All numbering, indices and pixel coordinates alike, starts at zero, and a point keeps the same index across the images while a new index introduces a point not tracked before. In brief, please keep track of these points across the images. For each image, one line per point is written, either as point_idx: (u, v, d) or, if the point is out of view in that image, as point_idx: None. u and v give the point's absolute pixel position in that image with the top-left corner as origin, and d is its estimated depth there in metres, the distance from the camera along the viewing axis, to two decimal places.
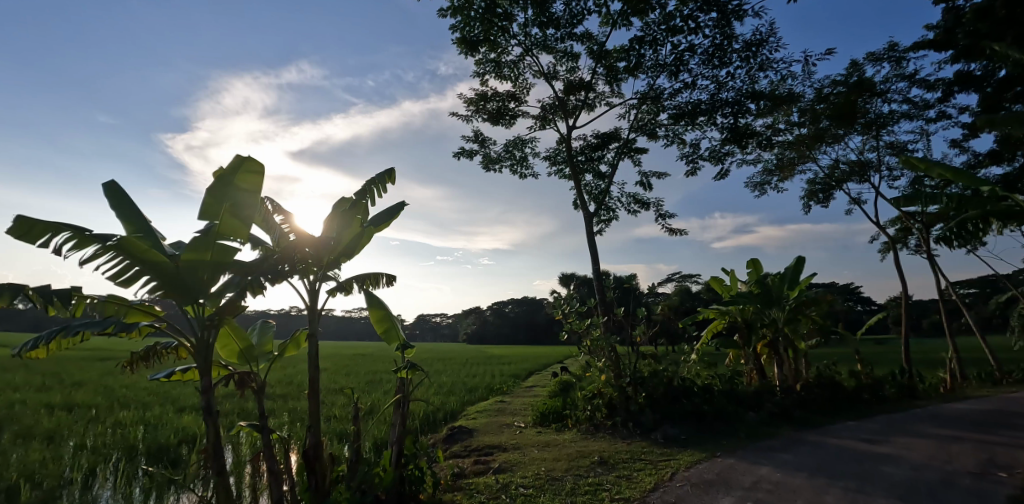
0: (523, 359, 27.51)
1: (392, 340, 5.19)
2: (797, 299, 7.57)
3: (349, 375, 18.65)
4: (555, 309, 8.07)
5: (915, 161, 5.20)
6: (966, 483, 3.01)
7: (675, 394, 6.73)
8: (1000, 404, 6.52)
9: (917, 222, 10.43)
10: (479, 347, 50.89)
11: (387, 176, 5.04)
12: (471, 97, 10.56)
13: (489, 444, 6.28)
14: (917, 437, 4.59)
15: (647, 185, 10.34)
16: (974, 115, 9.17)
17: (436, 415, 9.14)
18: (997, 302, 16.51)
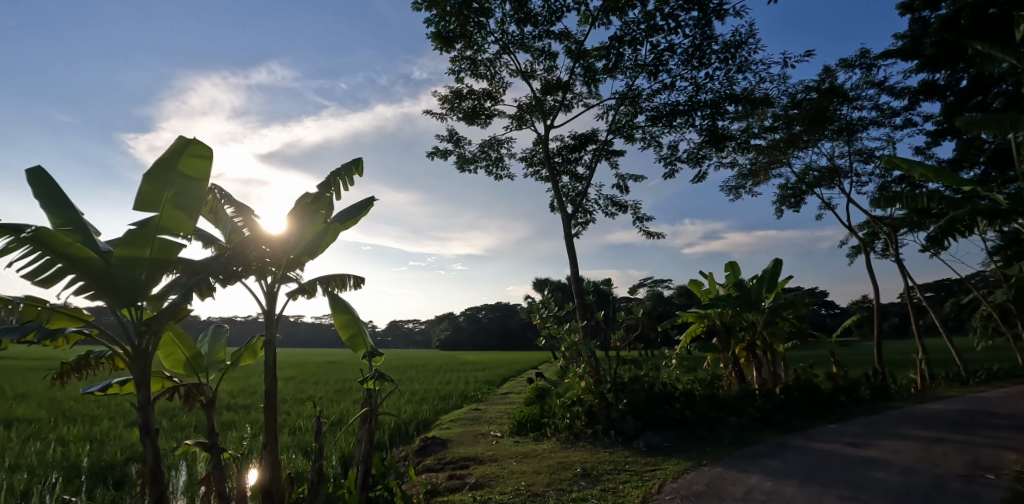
0: (497, 365, 27.21)
1: (358, 348, 4.90)
2: (774, 302, 7.67)
3: (319, 384, 17.90)
4: (532, 314, 7.94)
5: (898, 161, 5.37)
6: (957, 486, 3.01)
7: (657, 400, 6.60)
8: (970, 404, 6.71)
9: (885, 227, 10.79)
10: (453, 354, 50.22)
11: (353, 167, 4.75)
12: (446, 95, 10.32)
13: (465, 455, 6.03)
14: (900, 440, 4.62)
15: (625, 187, 10.37)
16: (938, 122, 9.56)
17: (410, 426, 8.78)
18: (954, 304, 17.35)
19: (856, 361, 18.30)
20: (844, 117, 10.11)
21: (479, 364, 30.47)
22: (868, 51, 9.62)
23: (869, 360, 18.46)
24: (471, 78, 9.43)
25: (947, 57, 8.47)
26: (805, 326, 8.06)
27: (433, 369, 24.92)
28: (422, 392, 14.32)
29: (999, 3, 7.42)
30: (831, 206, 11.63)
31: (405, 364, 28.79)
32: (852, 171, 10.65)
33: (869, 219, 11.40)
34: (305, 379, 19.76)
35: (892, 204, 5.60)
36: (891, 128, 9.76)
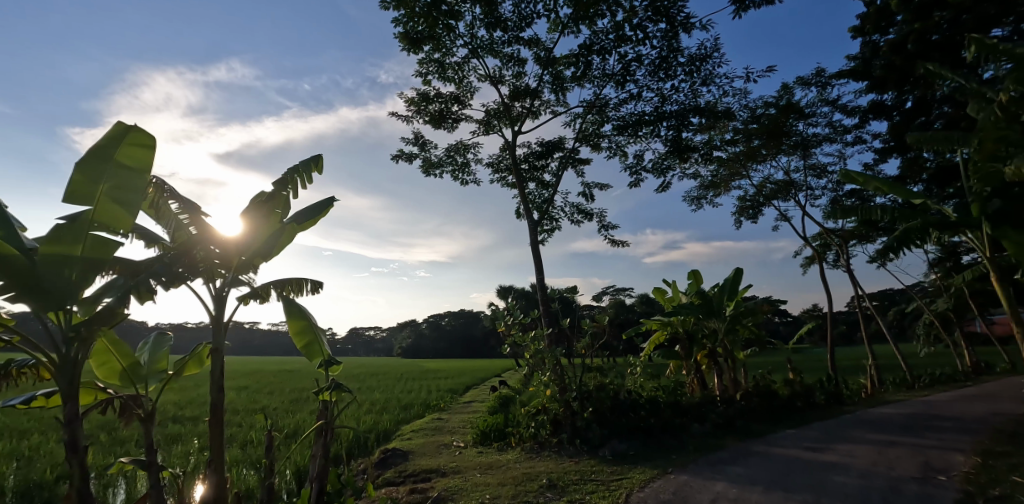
0: (461, 374, 26.75)
1: (313, 356, 4.62)
2: (735, 310, 7.89)
3: (274, 394, 16.98)
4: (497, 320, 7.85)
5: (856, 175, 5.40)
6: (914, 488, 3.23)
7: (622, 407, 6.64)
8: (915, 407, 7.13)
9: (837, 238, 11.44)
10: (416, 362, 49.15)
11: (313, 164, 4.51)
12: (413, 97, 10.10)
13: (426, 467, 5.80)
14: (855, 443, 4.84)
15: (590, 196, 10.48)
16: (885, 140, 10.25)
17: (368, 438, 8.38)
18: (895, 311, 18.56)
19: (807, 368, 19.22)
20: (799, 133, 10.65)
21: (441, 372, 29.89)
22: (822, 70, 10.19)
23: (817, 366, 19.48)
24: (439, 81, 9.27)
25: (894, 80, 9.10)
26: (763, 333, 8.37)
27: (393, 377, 24.19)
28: (382, 401, 13.81)
29: (941, 30, 8.06)
30: (786, 218, 12.20)
31: (364, 373, 27.82)
32: (806, 185, 11.22)
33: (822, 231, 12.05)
34: (256, 389, 18.66)
35: (847, 217, 5.60)
36: (842, 144, 10.38)
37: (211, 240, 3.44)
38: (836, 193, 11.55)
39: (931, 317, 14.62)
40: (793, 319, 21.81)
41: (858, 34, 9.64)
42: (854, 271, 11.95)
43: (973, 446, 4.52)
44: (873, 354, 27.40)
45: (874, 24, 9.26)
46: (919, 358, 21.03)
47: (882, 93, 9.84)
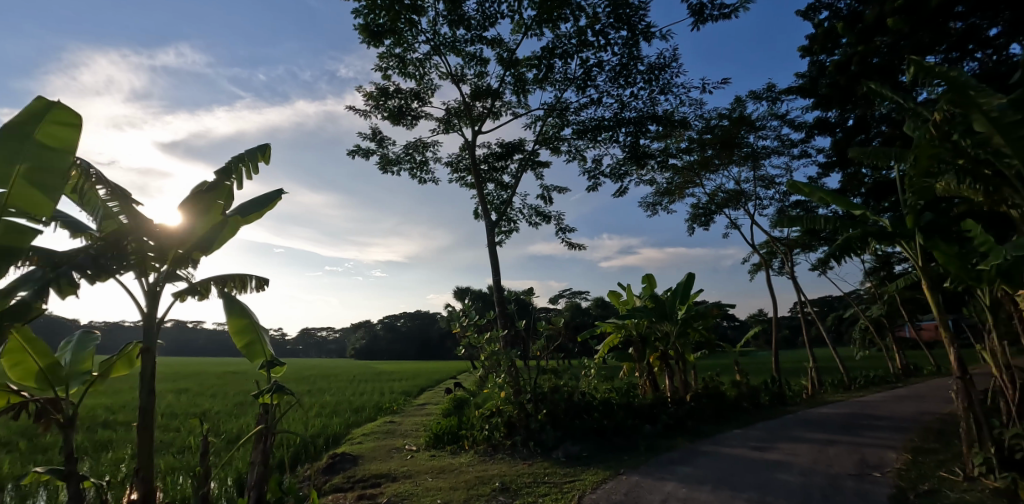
0: (418, 375, 26.15)
1: (254, 357, 4.28)
2: (686, 313, 8.11)
3: (214, 396, 15.90)
4: (452, 321, 7.75)
5: (802, 185, 5.65)
6: (850, 485, 3.52)
7: (576, 410, 6.67)
8: (850, 408, 7.62)
9: (782, 247, 12.16)
10: (370, 363, 47.63)
11: (259, 153, 4.23)
12: (371, 91, 9.76)
13: (376, 472, 5.54)
14: (797, 442, 5.12)
15: (549, 199, 10.55)
16: (829, 156, 10.96)
17: (316, 442, 7.95)
18: (832, 317, 19.88)
19: (752, 370, 20.27)
20: (750, 144, 11.18)
21: (397, 374, 29.10)
22: (772, 86, 10.78)
23: (761, 368, 20.57)
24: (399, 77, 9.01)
25: (839, 98, 9.76)
26: (713, 335, 8.68)
27: (346, 379, 23.27)
28: (333, 404, 13.21)
29: (881, 54, 8.64)
30: (736, 226, 12.80)
31: (315, 374, 26.62)
32: (755, 195, 11.82)
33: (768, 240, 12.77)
34: (194, 391, 17.40)
35: (793, 226, 5.84)
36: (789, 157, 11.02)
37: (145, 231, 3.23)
38: (783, 203, 12.25)
39: (863, 322, 15.76)
40: (741, 323, 22.95)
41: (807, 54, 10.43)
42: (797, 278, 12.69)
43: (903, 443, 4.91)
44: (810, 357, 29.34)
45: (820, 44, 9.92)
46: (851, 362, 22.64)
47: (826, 110, 10.53)
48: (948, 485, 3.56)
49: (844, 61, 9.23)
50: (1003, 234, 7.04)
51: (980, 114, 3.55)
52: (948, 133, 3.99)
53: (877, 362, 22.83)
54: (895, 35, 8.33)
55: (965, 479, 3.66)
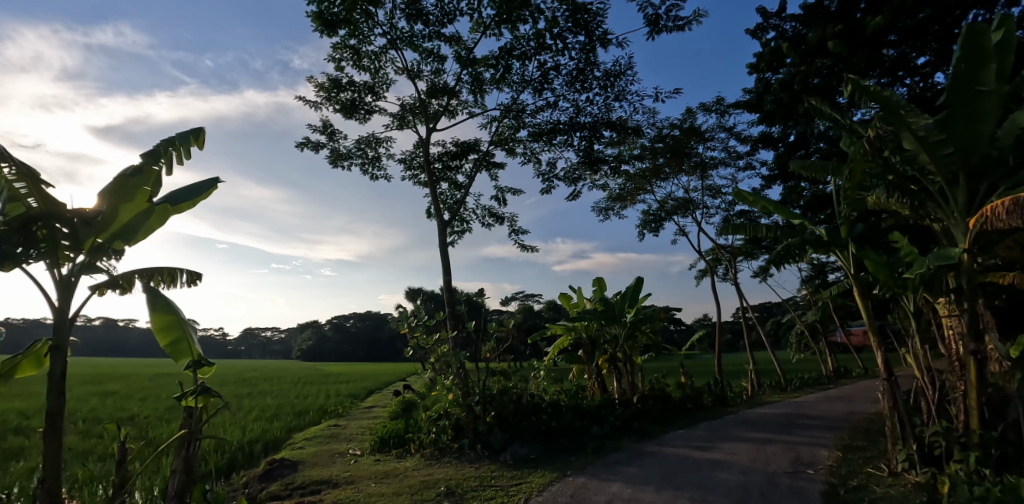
0: (368, 377, 25.30)
1: (180, 356, 3.88)
2: (635, 316, 8.29)
3: (140, 399, 14.58)
4: (401, 322, 7.56)
5: (746, 193, 5.94)
6: (786, 482, 3.78)
7: (524, 412, 6.58)
8: (786, 408, 8.10)
9: (726, 254, 12.89)
10: (316, 365, 45.53)
11: (192, 137, 3.84)
12: (322, 82, 9.29)
13: (317, 478, 5.20)
14: (737, 442, 5.39)
15: (502, 200, 10.51)
16: (771, 170, 11.65)
17: (254, 448, 7.43)
18: (769, 322, 21.24)
19: (697, 373, 21.27)
20: (699, 154, 11.69)
21: (348, 376, 28.11)
22: (721, 99, 11.34)
23: (704, 371, 21.62)
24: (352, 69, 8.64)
25: (782, 114, 10.37)
26: (660, 338, 8.94)
27: (291, 381, 22.11)
28: (275, 407, 12.47)
29: (821, 75, 9.34)
30: (685, 233, 13.37)
31: (258, 376, 25.14)
32: (702, 204, 12.35)
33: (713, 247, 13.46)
34: (119, 394, 15.92)
35: (737, 234, 6.12)
36: (735, 168, 11.65)
37: (73, 211, 3.18)
38: (728, 213, 12.94)
39: (797, 327, 16.88)
40: (687, 328, 24.07)
41: (755, 71, 11.05)
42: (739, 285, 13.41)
43: (834, 441, 5.29)
44: (748, 360, 31.22)
45: (767, 63, 10.52)
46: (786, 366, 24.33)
47: (770, 126, 11.23)
48: (875, 480, 3.92)
49: (788, 79, 9.74)
50: (923, 247, 7.70)
51: (909, 132, 3.93)
52: (881, 150, 4.37)
53: (808, 365, 24.61)
54: (834, 59, 9.03)
55: (890, 474, 4.00)
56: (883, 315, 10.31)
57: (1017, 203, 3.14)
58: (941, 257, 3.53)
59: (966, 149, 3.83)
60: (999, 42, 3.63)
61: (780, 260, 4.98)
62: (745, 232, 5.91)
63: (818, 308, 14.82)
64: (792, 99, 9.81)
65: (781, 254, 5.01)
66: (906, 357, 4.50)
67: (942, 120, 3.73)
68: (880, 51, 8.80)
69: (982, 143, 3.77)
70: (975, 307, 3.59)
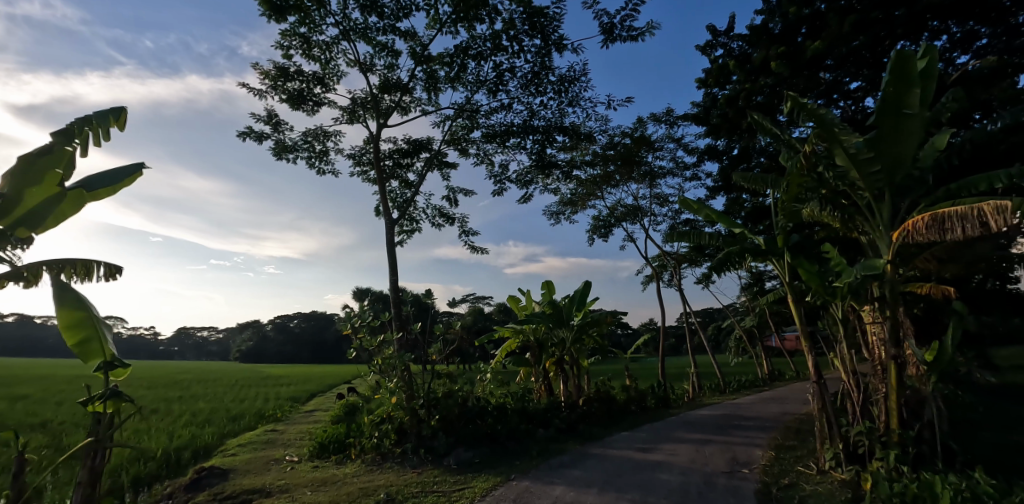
0: (311, 379, 24.10)
1: (90, 358, 3.41)
2: (582, 320, 8.41)
3: (42, 403, 13.01)
4: (344, 322, 7.18)
5: (691, 202, 6.20)
6: (722, 482, 4.03)
7: (469, 415, 6.48)
8: (724, 409, 8.52)
9: (671, 261, 13.48)
10: (250, 366, 42.70)
11: (112, 117, 3.51)
12: (268, 70, 8.68)
13: (251, 487, 4.79)
14: (677, 442, 5.62)
15: (453, 200, 10.34)
16: (716, 182, 12.30)
17: (180, 456, 6.81)
18: (711, 327, 22.51)
19: (642, 375, 22.12)
20: (648, 164, 12.13)
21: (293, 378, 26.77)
22: (671, 111, 11.85)
23: (649, 373, 22.51)
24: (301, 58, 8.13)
25: (727, 128, 11.08)
26: (606, 342, 9.12)
27: (226, 383, 20.65)
28: (206, 411, 11.54)
29: (763, 93, 10.09)
30: (633, 239, 13.83)
31: (192, 378, 23.35)
32: (649, 212, 12.83)
33: (660, 254, 14.04)
34: (25, 396, 14.24)
35: (681, 241, 6.37)
36: (682, 179, 12.21)
37: None
38: (674, 221, 13.54)
39: (735, 332, 17.94)
40: (635, 332, 25.00)
41: (703, 86, 11.72)
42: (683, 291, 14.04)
43: (768, 441, 5.62)
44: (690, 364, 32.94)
45: (715, 78, 11.32)
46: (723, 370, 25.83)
47: (715, 139, 11.89)
48: (804, 478, 4.18)
49: (734, 95, 10.65)
50: (851, 257, 8.58)
51: (842, 149, 4.31)
52: (814, 167, 4.72)
53: (743, 368, 26.29)
54: (775, 78, 9.75)
55: (818, 472, 4.27)
56: (813, 321, 11.10)
57: (936, 219, 3.80)
58: (868, 266, 3.86)
59: (891, 167, 4.24)
60: (925, 68, 4.00)
61: (720, 267, 5.23)
62: (689, 239, 6.15)
63: (754, 314, 15.82)
64: (738, 114, 10.58)
65: (722, 261, 5.27)
66: (834, 360, 4.84)
67: (872, 139, 4.14)
68: (817, 73, 9.63)
69: (905, 163, 4.22)
70: (896, 314, 3.94)
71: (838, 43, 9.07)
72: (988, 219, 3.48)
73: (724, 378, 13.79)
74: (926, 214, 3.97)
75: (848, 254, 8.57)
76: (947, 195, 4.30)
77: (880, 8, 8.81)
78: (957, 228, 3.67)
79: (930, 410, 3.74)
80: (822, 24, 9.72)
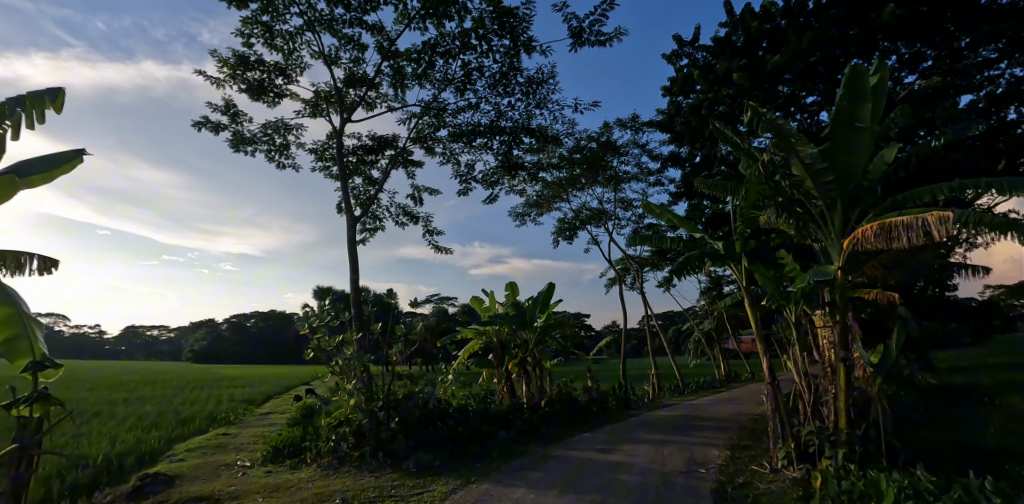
0: (266, 380, 23.08)
1: (18, 358, 3.02)
2: (546, 321, 8.43)
3: None
4: (301, 322, 6.85)
5: (654, 207, 6.33)
6: (681, 482, 4.15)
7: (430, 417, 6.38)
8: (682, 410, 8.77)
9: (634, 264, 13.80)
10: (198, 367, 40.33)
11: (49, 98, 3.23)
12: (226, 58, 8.17)
13: (198, 494, 4.49)
14: (637, 443, 5.72)
15: (418, 199, 10.14)
16: (678, 188, 12.70)
17: (123, 461, 6.13)
18: (672, 329, 23.31)
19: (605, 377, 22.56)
20: (614, 168, 12.37)
21: (250, 379, 25.62)
22: (636, 118, 12.12)
23: (612, 375, 22.99)
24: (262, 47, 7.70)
25: (690, 136, 11.50)
26: (568, 343, 9.17)
27: (172, 385, 19.44)
28: (151, 414, 10.79)
29: (725, 104, 10.54)
30: (597, 241, 14.06)
31: (138, 378, 21.90)
32: (614, 216, 13.08)
33: (623, 258, 14.34)
34: None
35: (644, 245, 6.49)
36: (645, 184, 12.53)
37: None
38: (637, 225, 13.86)
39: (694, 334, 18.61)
40: (598, 334, 25.51)
41: (668, 94, 12.12)
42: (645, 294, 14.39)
43: (724, 441, 5.81)
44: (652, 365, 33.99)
45: (680, 87, 11.80)
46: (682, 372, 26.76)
47: (679, 146, 12.29)
48: (758, 477, 4.34)
49: (697, 104, 11.06)
50: (804, 264, 9.20)
51: (799, 160, 4.52)
52: (773, 177, 4.92)
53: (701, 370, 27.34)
54: (736, 89, 10.19)
55: (771, 471, 4.44)
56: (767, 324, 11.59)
57: (883, 228, 4.06)
58: (820, 272, 4.08)
59: (843, 180, 4.51)
60: (876, 84, 4.28)
61: (681, 270, 5.35)
62: (652, 243, 6.28)
63: (712, 317, 16.44)
64: (700, 123, 10.98)
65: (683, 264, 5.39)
66: (787, 363, 5.06)
67: (825, 150, 4.36)
68: (775, 86, 10.05)
69: (855, 176, 4.50)
70: (845, 318, 4.16)
71: (796, 57, 9.67)
72: (930, 229, 3.76)
73: (684, 379, 14.25)
74: (872, 223, 4.23)
75: (802, 259, 9.23)
76: (892, 205, 4.64)
77: (834, 27, 9.52)
78: (903, 237, 3.93)
79: (876, 410, 3.96)
80: (781, 40, 10.37)
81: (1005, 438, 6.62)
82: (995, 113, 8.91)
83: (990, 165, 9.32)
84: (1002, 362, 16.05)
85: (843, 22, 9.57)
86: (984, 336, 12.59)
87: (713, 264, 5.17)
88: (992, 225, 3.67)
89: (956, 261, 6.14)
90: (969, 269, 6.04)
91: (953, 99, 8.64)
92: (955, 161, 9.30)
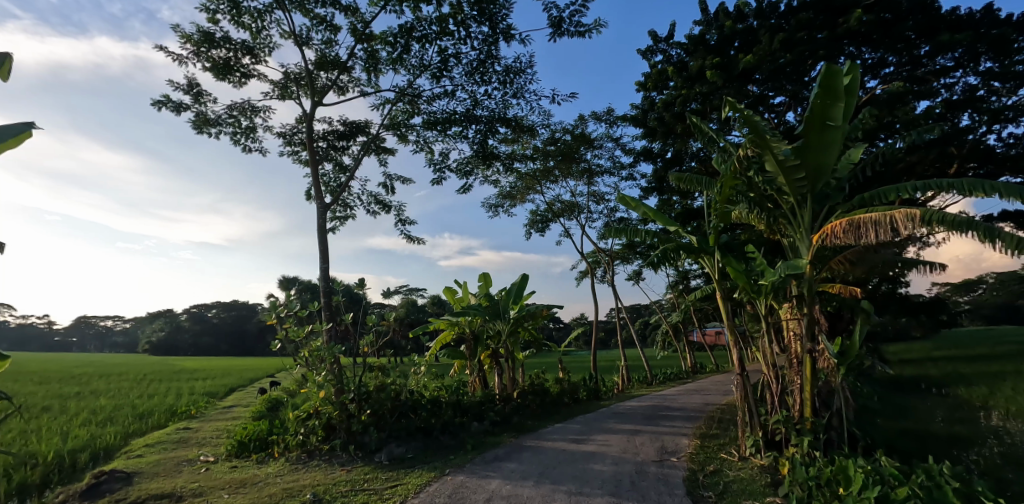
0: (225, 375, 22.19)
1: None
2: (518, 313, 8.44)
3: None
4: (268, 311, 6.60)
5: (629, 200, 6.36)
6: (653, 470, 4.27)
7: (402, 409, 6.24)
8: (651, 400, 9.00)
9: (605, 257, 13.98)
10: (152, 358, 38.38)
11: None
12: (189, 34, 7.67)
13: (159, 492, 4.26)
14: (609, 433, 5.86)
15: (391, 188, 9.91)
16: (650, 182, 12.90)
17: (76, 459, 5.76)
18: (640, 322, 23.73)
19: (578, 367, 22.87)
20: (587, 161, 12.46)
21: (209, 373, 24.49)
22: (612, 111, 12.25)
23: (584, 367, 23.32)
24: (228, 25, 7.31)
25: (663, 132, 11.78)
26: (540, 335, 9.24)
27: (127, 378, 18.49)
28: (105, 408, 10.19)
29: (697, 101, 10.76)
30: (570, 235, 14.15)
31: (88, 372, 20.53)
32: (586, 208, 13.20)
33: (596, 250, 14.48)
34: None
35: (618, 237, 6.50)
36: (619, 178, 12.71)
37: None
38: (609, 218, 14.03)
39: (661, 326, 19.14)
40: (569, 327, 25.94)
41: (642, 89, 12.31)
42: (615, 287, 14.60)
43: (693, 430, 6.00)
44: (622, 357, 34.79)
45: (654, 83, 12.04)
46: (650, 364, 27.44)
47: (652, 141, 12.48)
48: (727, 465, 4.51)
49: (671, 101, 11.32)
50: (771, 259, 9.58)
51: (772, 156, 4.67)
52: (746, 172, 5.10)
53: (667, 362, 28.18)
54: (709, 87, 10.42)
55: (739, 459, 4.63)
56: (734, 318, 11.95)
57: (852, 225, 4.25)
58: (790, 267, 4.24)
59: (813, 176, 4.71)
60: (848, 84, 4.47)
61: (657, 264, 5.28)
62: (626, 236, 6.31)
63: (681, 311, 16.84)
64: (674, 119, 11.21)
65: (662, 256, 5.32)
66: (755, 354, 5.23)
67: (797, 148, 4.51)
68: (746, 85, 10.33)
69: (823, 173, 4.69)
70: (811, 311, 4.37)
71: (768, 58, 9.94)
72: (898, 225, 3.97)
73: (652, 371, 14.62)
74: (842, 219, 4.41)
75: (769, 255, 9.65)
76: (859, 203, 4.85)
77: (804, 30, 9.88)
78: (871, 233, 4.13)
79: (839, 400, 4.19)
80: (752, 40, 10.69)
81: (949, 426, 7.09)
82: (949, 119, 9.52)
83: (942, 169, 10.11)
84: (947, 356, 16.82)
85: (812, 25, 9.93)
86: (930, 329, 13.45)
87: (690, 256, 5.17)
88: (952, 224, 3.90)
89: (913, 259, 6.49)
90: (924, 265, 6.42)
91: (910, 105, 9.14)
92: (913, 163, 9.94)
